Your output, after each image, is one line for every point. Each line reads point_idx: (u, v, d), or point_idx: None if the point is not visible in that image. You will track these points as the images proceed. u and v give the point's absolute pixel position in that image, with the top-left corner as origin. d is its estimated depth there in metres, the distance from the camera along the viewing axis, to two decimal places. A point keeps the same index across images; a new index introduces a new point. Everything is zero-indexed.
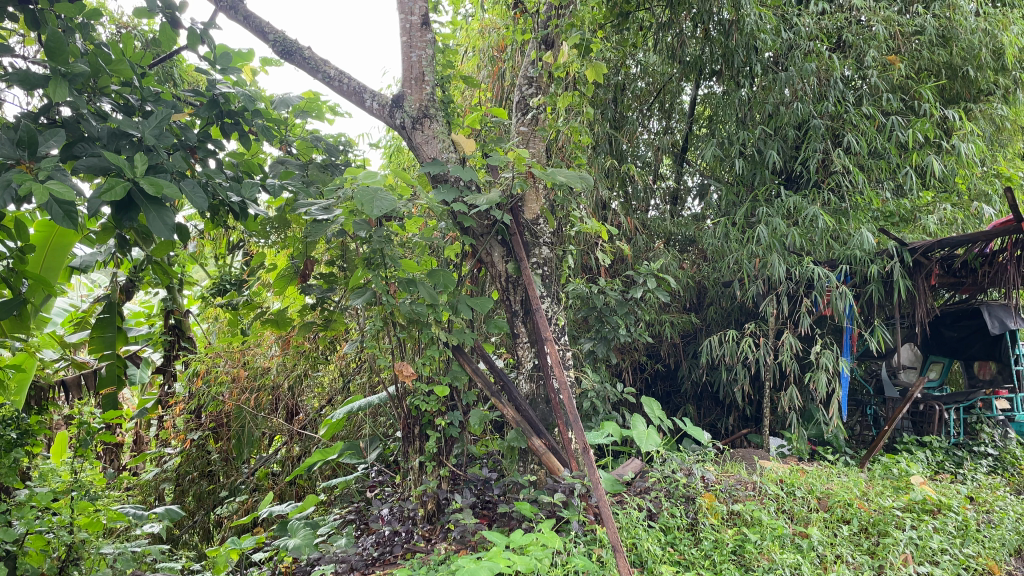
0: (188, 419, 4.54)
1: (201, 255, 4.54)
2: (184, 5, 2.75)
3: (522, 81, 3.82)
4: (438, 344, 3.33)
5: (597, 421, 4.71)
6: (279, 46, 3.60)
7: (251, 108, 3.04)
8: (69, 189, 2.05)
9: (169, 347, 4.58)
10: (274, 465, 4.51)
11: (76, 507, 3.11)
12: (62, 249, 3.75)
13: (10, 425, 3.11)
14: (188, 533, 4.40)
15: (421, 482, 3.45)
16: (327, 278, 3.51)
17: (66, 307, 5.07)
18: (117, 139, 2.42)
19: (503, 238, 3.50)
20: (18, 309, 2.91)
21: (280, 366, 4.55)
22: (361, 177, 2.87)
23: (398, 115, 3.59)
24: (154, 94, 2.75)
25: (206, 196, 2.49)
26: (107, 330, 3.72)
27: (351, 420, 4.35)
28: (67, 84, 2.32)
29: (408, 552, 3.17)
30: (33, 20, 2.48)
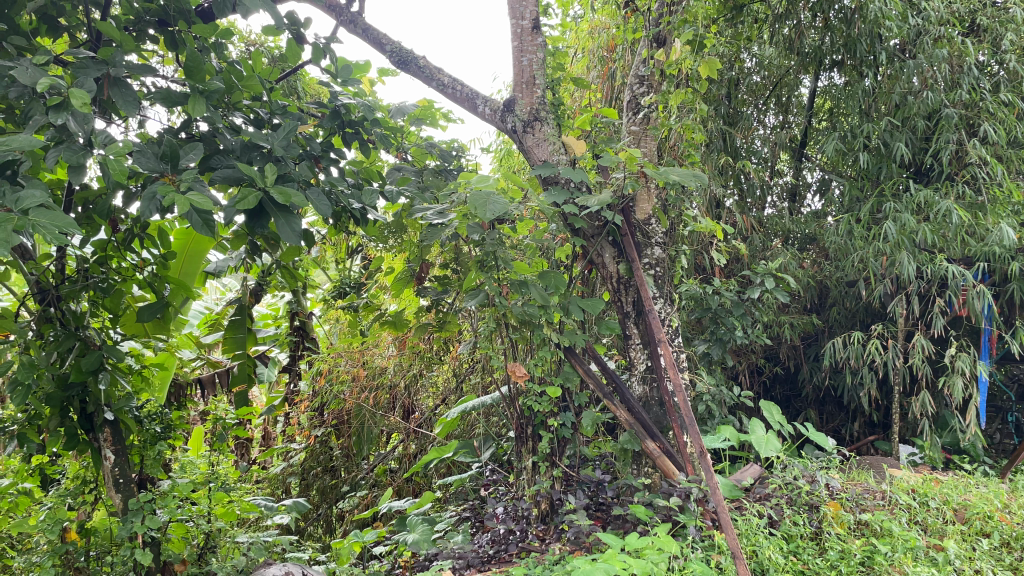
0: (312, 415, 4.80)
1: (323, 260, 4.74)
2: (309, 22, 2.88)
3: (633, 80, 3.78)
4: (550, 345, 3.34)
5: (713, 425, 4.58)
6: (396, 57, 3.72)
7: (370, 118, 3.15)
8: (208, 200, 2.18)
9: (294, 347, 4.87)
10: (391, 462, 4.60)
11: (213, 497, 3.29)
12: (196, 253, 4.04)
13: (155, 419, 3.35)
14: (313, 525, 4.62)
15: (535, 482, 3.47)
16: (442, 280, 3.59)
17: (201, 310, 5.44)
18: (249, 151, 2.57)
19: (614, 238, 3.50)
20: (162, 312, 3.11)
21: (397, 366, 4.68)
22: (475, 181, 2.92)
23: (509, 118, 3.63)
24: (282, 106, 2.90)
25: (331, 204, 2.61)
26: (238, 331, 3.94)
27: (465, 419, 4.44)
28: (204, 100, 2.47)
29: (523, 551, 3.20)
30: (172, 41, 2.72)
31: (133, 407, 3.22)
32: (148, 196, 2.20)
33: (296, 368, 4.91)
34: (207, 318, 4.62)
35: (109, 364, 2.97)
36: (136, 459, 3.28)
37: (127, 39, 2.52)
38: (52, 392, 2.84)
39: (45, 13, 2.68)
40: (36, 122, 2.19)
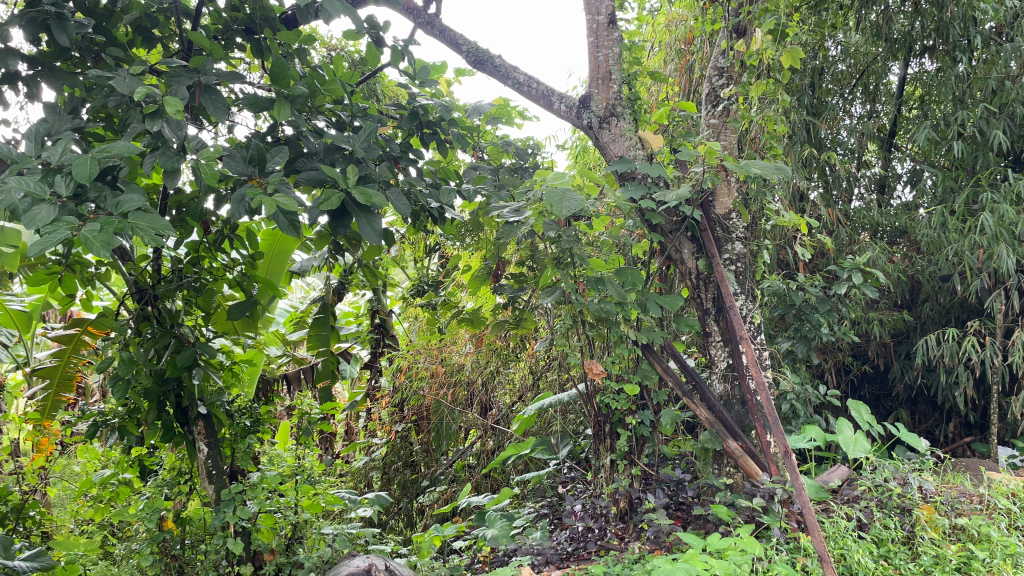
0: (393, 411, 4.89)
1: (401, 258, 4.82)
2: (388, 25, 2.93)
3: (713, 72, 3.75)
4: (627, 343, 3.31)
5: (798, 425, 4.45)
6: (472, 57, 3.75)
7: (448, 118, 3.18)
8: (293, 201, 2.25)
9: (375, 344, 4.86)
10: (470, 458, 4.66)
11: (299, 489, 3.38)
12: (281, 253, 4.16)
13: (245, 413, 3.49)
14: (394, 518, 4.72)
15: (613, 480, 3.44)
16: (518, 278, 3.61)
17: (287, 308, 5.64)
18: (331, 153, 2.64)
19: (693, 234, 3.46)
20: (250, 310, 3.22)
21: (474, 364, 4.73)
22: (551, 179, 2.95)
23: (585, 115, 3.63)
24: (363, 108, 2.96)
25: (409, 203, 2.65)
26: (322, 328, 4.06)
27: (542, 416, 4.41)
28: (288, 105, 2.55)
29: (602, 549, 3.18)
30: (258, 48, 2.86)
31: (224, 402, 3.35)
32: (236, 198, 2.29)
33: (377, 365, 4.85)
34: (292, 316, 4.77)
35: (202, 361, 3.10)
36: (228, 452, 3.40)
37: (215, 47, 2.61)
38: (150, 385, 3.00)
39: (141, 24, 2.81)
40: (135, 129, 2.31)
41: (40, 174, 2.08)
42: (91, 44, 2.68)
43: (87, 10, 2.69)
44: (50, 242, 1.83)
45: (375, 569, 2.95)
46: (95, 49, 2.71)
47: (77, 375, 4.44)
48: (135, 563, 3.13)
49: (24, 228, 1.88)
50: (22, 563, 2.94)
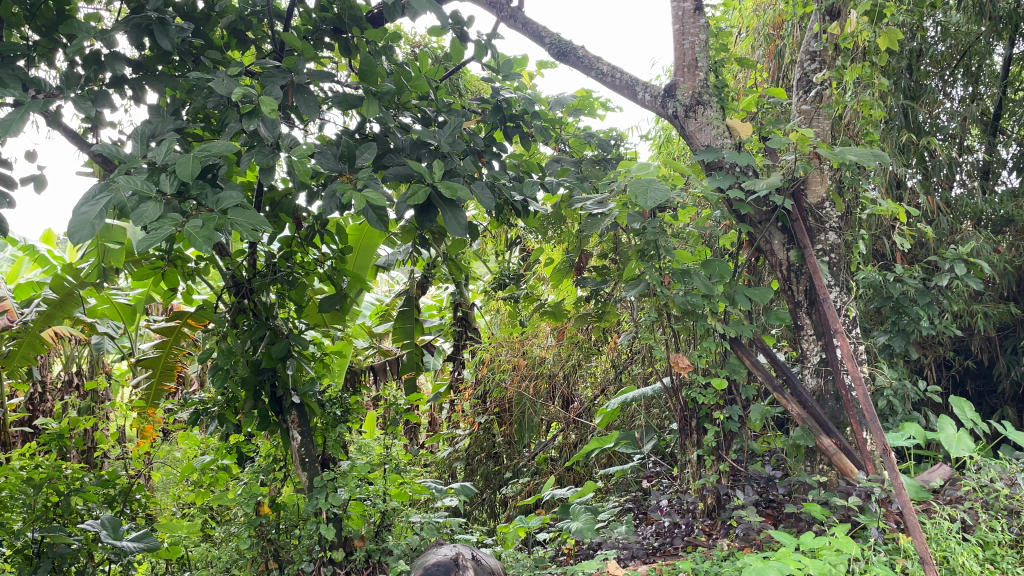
0: (476, 403, 4.92)
1: (484, 252, 4.85)
2: (472, 19, 2.96)
3: (804, 57, 3.64)
4: (714, 336, 3.24)
5: (896, 422, 4.27)
6: (555, 49, 3.75)
7: (531, 111, 3.18)
8: (382, 196, 2.31)
9: (458, 337, 5.09)
10: (552, 451, 4.68)
11: (388, 478, 3.46)
12: (368, 247, 4.26)
13: (336, 403, 3.59)
14: (478, 509, 4.69)
15: (701, 476, 3.39)
16: (600, 270, 3.60)
17: (373, 302, 5.79)
18: (418, 149, 2.71)
19: (784, 224, 3.37)
20: (340, 303, 3.32)
21: (556, 356, 4.69)
22: (635, 169, 2.93)
23: (670, 104, 3.58)
24: (447, 103, 3.00)
25: (494, 197, 2.68)
26: (407, 321, 4.08)
27: (624, 410, 4.32)
28: (377, 102, 2.61)
29: (689, 545, 3.14)
30: (345, 47, 2.94)
31: (316, 392, 3.48)
32: (329, 193, 2.38)
33: (460, 357, 5.15)
34: (378, 309, 4.88)
35: (296, 352, 3.21)
36: (320, 440, 3.47)
37: (306, 47, 2.68)
38: (247, 375, 3.14)
39: (235, 27, 2.91)
40: (233, 129, 2.41)
41: (147, 173, 2.19)
42: (190, 47, 2.80)
43: (187, 16, 2.82)
44: (155, 238, 1.94)
45: (462, 558, 2.95)
46: (194, 52, 2.84)
47: (178, 365, 4.62)
48: (234, 545, 3.27)
49: (133, 225, 1.98)
50: (129, 543, 3.12)
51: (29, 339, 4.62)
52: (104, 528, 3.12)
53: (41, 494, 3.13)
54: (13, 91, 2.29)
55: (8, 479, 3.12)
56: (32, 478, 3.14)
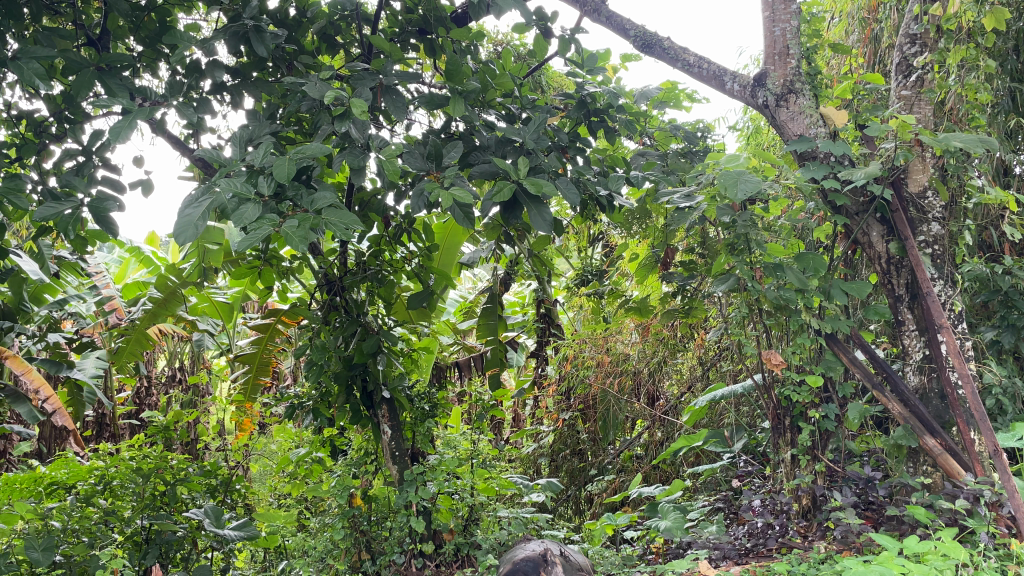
0: (559, 399, 4.88)
1: (567, 248, 4.84)
2: (556, 15, 2.94)
3: (903, 40, 3.48)
4: (809, 332, 3.16)
5: (1007, 423, 4.04)
6: (640, 41, 3.69)
7: (616, 105, 3.13)
8: (467, 193, 2.32)
9: (541, 334, 4.99)
10: (637, 448, 4.60)
11: (475, 472, 3.53)
12: (452, 244, 4.31)
13: (424, 398, 3.65)
14: (563, 505, 4.70)
15: (795, 476, 3.29)
16: (687, 266, 3.54)
17: (457, 299, 6.02)
18: (503, 146, 2.73)
19: (883, 215, 3.25)
20: (426, 300, 3.36)
21: (640, 353, 4.67)
22: (724, 161, 2.90)
23: (760, 94, 3.49)
24: (531, 99, 2.99)
25: (579, 192, 2.64)
26: (490, 318, 4.16)
27: (713, 408, 4.22)
28: (462, 102, 2.64)
29: (784, 547, 3.06)
30: (431, 48, 2.98)
31: (405, 387, 3.54)
32: (418, 193, 2.44)
33: (544, 354, 5.00)
34: (462, 306, 4.98)
35: (385, 347, 3.31)
36: (409, 434, 3.57)
37: (394, 48, 2.73)
38: (340, 370, 3.22)
39: (325, 32, 2.99)
40: (326, 132, 2.48)
41: (246, 176, 2.28)
42: (283, 52, 2.89)
43: (280, 23, 2.91)
44: (254, 239, 2.01)
45: (551, 554, 3.00)
46: (287, 57, 2.93)
47: (273, 360, 4.78)
48: (328, 536, 3.39)
49: (233, 225, 2.05)
50: (231, 532, 3.23)
51: (137, 335, 4.94)
52: (207, 517, 3.23)
53: (149, 483, 3.28)
54: (122, 101, 2.42)
55: (119, 468, 3.29)
56: (140, 468, 3.30)
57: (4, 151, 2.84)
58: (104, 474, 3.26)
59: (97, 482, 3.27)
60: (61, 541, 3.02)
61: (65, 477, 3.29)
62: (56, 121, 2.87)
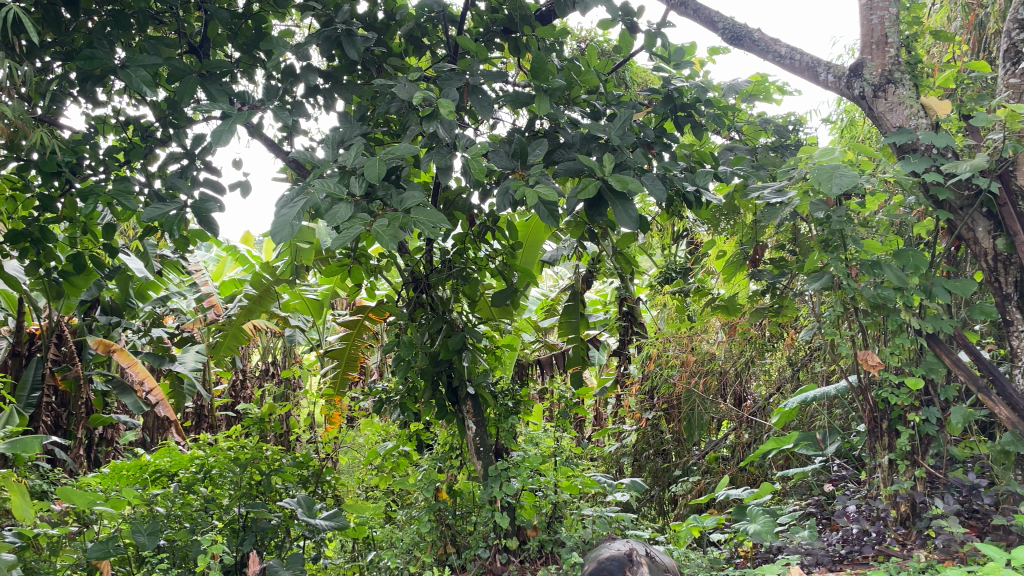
0: (642, 398, 4.80)
1: (651, 246, 4.78)
2: (643, 10, 2.90)
3: (1012, 25, 3.29)
4: (908, 332, 3.03)
5: None
6: (728, 33, 3.61)
7: (704, 99, 3.08)
8: (552, 190, 2.31)
9: (623, 332, 4.78)
10: (723, 450, 4.50)
11: (558, 470, 3.50)
12: (534, 243, 4.33)
13: (508, 395, 3.66)
14: (646, 505, 4.63)
15: (892, 482, 3.17)
16: (778, 262, 3.51)
17: (539, 296, 6.10)
18: (588, 143, 2.71)
19: (990, 210, 3.08)
20: (511, 297, 3.38)
21: (727, 353, 4.58)
22: (818, 154, 2.82)
23: (857, 84, 3.38)
24: (617, 95, 2.98)
25: (666, 188, 2.59)
26: (572, 315, 4.13)
27: (803, 410, 4.10)
28: (548, 99, 2.65)
29: (881, 555, 2.96)
30: (516, 46, 3.00)
31: (490, 383, 3.58)
32: (502, 189, 2.46)
33: (626, 352, 4.88)
34: (544, 303, 4.99)
35: (470, 344, 3.37)
36: (493, 430, 3.59)
37: (480, 48, 2.76)
38: (426, 366, 3.34)
39: (412, 34, 3.05)
40: (414, 132, 2.53)
41: (338, 177, 2.34)
42: (373, 55, 2.95)
43: (369, 26, 2.98)
44: (346, 238, 2.06)
45: (636, 554, 2.99)
46: (376, 60, 2.99)
47: (361, 356, 4.94)
48: (415, 529, 3.42)
49: (327, 225, 2.11)
50: (322, 521, 3.32)
51: (233, 330, 5.14)
52: (299, 506, 3.34)
53: (246, 472, 3.42)
54: (222, 106, 2.52)
55: (218, 457, 3.45)
56: (238, 458, 3.43)
57: (114, 155, 2.99)
58: (204, 463, 3.43)
59: (198, 470, 3.45)
60: (165, 526, 3.17)
61: (168, 465, 3.45)
62: (161, 125, 3.01)
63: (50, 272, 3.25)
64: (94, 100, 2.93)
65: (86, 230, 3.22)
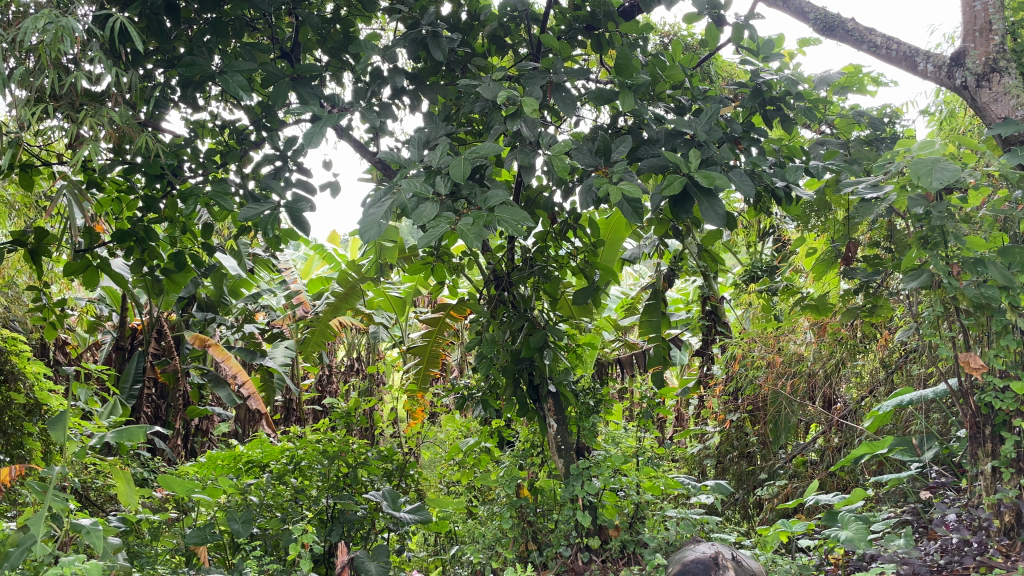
0: (727, 399, 4.71)
1: (735, 243, 4.68)
2: (731, 2, 2.85)
3: None
4: (1014, 333, 2.92)
5: None
6: (820, 24, 3.51)
7: (794, 92, 3.00)
8: (636, 186, 2.29)
9: (706, 331, 4.81)
10: (811, 454, 4.36)
11: (641, 470, 3.45)
12: (615, 241, 4.30)
13: (590, 393, 3.66)
14: (730, 509, 4.52)
15: (996, 490, 3.02)
16: (871, 261, 3.39)
17: (619, 295, 6.07)
18: (673, 139, 2.68)
19: None
20: (593, 295, 3.37)
21: (816, 354, 4.38)
22: (917, 148, 2.71)
23: (958, 74, 3.23)
24: (703, 90, 2.92)
25: (754, 183, 2.53)
26: (653, 314, 4.07)
27: (898, 414, 3.94)
28: (633, 95, 2.61)
29: (983, 567, 2.83)
30: (599, 43, 2.99)
31: (570, 381, 3.57)
32: (586, 187, 2.47)
33: (709, 352, 4.85)
34: (624, 302, 4.96)
35: (551, 342, 3.38)
36: (574, 429, 3.56)
37: (563, 45, 2.75)
38: (508, 363, 3.35)
39: (496, 34, 3.07)
40: (498, 131, 2.55)
41: (424, 176, 2.38)
42: (457, 56, 2.99)
43: (454, 27, 3.02)
44: (433, 236, 2.10)
45: (722, 558, 2.94)
46: (461, 60, 3.03)
47: (443, 353, 5.02)
48: (497, 525, 3.48)
49: (413, 223, 2.15)
50: (406, 514, 3.38)
51: (321, 326, 5.25)
52: (384, 499, 3.39)
53: (334, 465, 3.56)
54: (313, 109, 2.60)
55: (306, 449, 3.56)
56: (326, 450, 3.56)
57: (212, 157, 3.12)
58: (294, 454, 3.54)
59: (289, 461, 3.55)
60: (257, 514, 3.29)
61: (259, 456, 3.56)
62: (255, 128, 3.12)
63: (152, 269, 3.41)
64: (194, 105, 3.06)
65: (185, 230, 3.37)
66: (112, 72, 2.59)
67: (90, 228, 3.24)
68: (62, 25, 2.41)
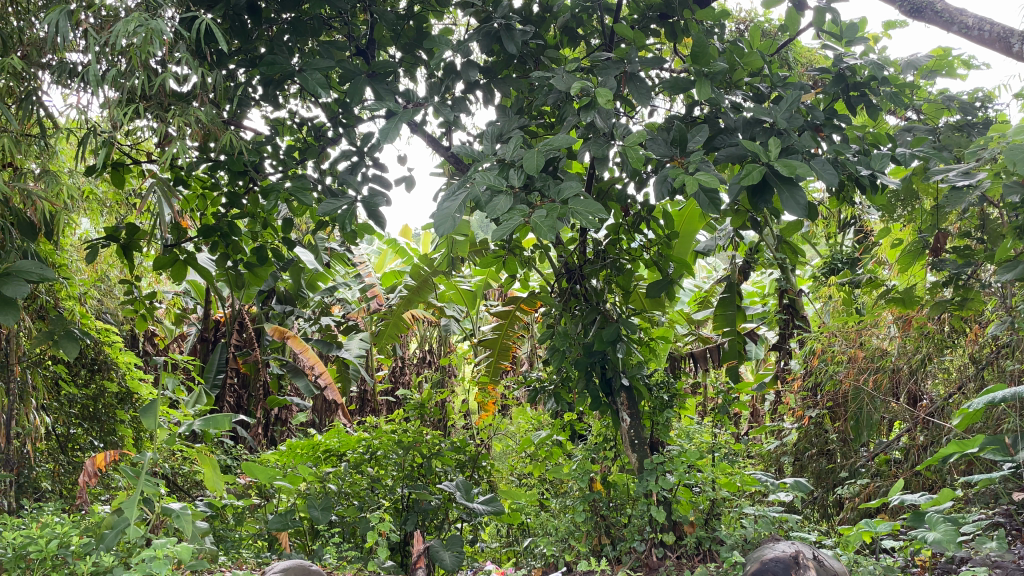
0: (806, 395, 4.59)
1: (814, 234, 4.56)
2: None
3: None
4: None
5: None
6: (907, 6, 3.37)
7: (879, 77, 2.89)
8: (713, 177, 2.24)
9: (784, 326, 4.73)
10: (895, 452, 4.17)
11: (716, 466, 3.38)
12: (689, 233, 4.23)
13: (664, 387, 3.61)
14: (809, 507, 4.42)
15: None
16: (961, 251, 3.25)
17: (692, 287, 5.98)
18: (752, 128, 2.60)
19: None
20: (666, 288, 3.34)
21: (900, 349, 4.22)
22: (1012, 132, 2.51)
23: None
24: (783, 77, 2.83)
25: (837, 171, 2.45)
26: (728, 308, 3.95)
27: (989, 412, 3.76)
28: (709, 83, 2.57)
29: None
30: (674, 32, 2.95)
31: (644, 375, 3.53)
32: (660, 178, 2.42)
33: (787, 347, 4.75)
34: (698, 296, 4.90)
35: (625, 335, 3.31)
36: (648, 423, 3.56)
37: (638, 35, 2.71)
38: (580, 356, 3.33)
39: (568, 25, 3.06)
40: (572, 124, 2.54)
41: (499, 169, 2.40)
42: (530, 48, 2.99)
43: (526, 19, 3.03)
44: (507, 230, 2.12)
45: (803, 557, 2.86)
46: (533, 53, 3.03)
47: (514, 346, 5.02)
48: (570, 518, 3.51)
49: (488, 216, 2.17)
50: (479, 505, 3.42)
51: (394, 319, 5.32)
52: (458, 490, 3.45)
53: (408, 455, 3.62)
54: (389, 104, 2.64)
55: (382, 439, 3.61)
56: (401, 440, 3.62)
57: (291, 153, 3.21)
58: (371, 444, 3.60)
59: (365, 451, 3.62)
60: (336, 502, 3.44)
61: (337, 445, 3.65)
62: (332, 125, 3.19)
63: (236, 264, 3.53)
64: (274, 104, 3.15)
65: (266, 225, 3.47)
66: (197, 72, 2.69)
67: (177, 223, 3.36)
68: (151, 27, 2.50)
